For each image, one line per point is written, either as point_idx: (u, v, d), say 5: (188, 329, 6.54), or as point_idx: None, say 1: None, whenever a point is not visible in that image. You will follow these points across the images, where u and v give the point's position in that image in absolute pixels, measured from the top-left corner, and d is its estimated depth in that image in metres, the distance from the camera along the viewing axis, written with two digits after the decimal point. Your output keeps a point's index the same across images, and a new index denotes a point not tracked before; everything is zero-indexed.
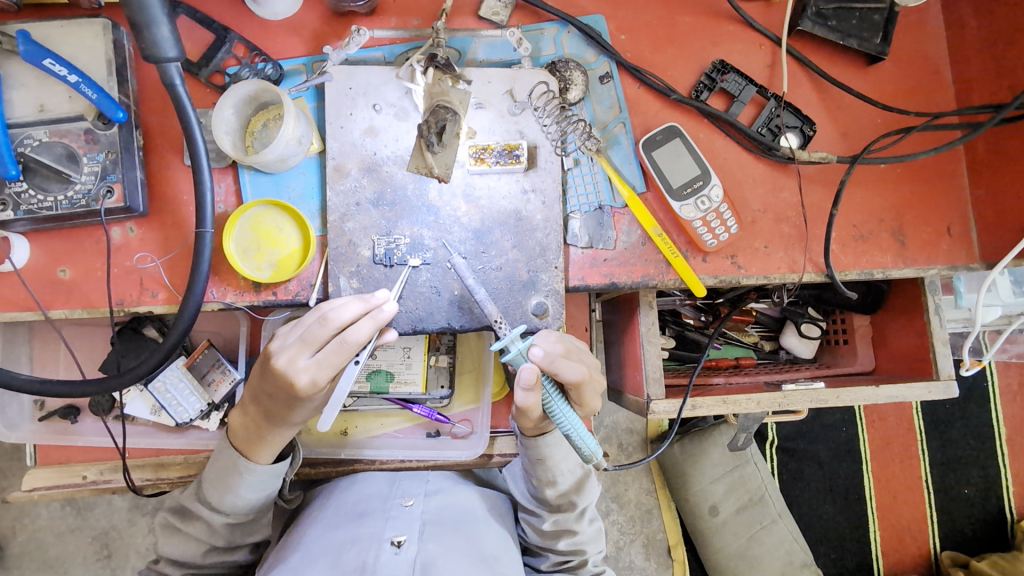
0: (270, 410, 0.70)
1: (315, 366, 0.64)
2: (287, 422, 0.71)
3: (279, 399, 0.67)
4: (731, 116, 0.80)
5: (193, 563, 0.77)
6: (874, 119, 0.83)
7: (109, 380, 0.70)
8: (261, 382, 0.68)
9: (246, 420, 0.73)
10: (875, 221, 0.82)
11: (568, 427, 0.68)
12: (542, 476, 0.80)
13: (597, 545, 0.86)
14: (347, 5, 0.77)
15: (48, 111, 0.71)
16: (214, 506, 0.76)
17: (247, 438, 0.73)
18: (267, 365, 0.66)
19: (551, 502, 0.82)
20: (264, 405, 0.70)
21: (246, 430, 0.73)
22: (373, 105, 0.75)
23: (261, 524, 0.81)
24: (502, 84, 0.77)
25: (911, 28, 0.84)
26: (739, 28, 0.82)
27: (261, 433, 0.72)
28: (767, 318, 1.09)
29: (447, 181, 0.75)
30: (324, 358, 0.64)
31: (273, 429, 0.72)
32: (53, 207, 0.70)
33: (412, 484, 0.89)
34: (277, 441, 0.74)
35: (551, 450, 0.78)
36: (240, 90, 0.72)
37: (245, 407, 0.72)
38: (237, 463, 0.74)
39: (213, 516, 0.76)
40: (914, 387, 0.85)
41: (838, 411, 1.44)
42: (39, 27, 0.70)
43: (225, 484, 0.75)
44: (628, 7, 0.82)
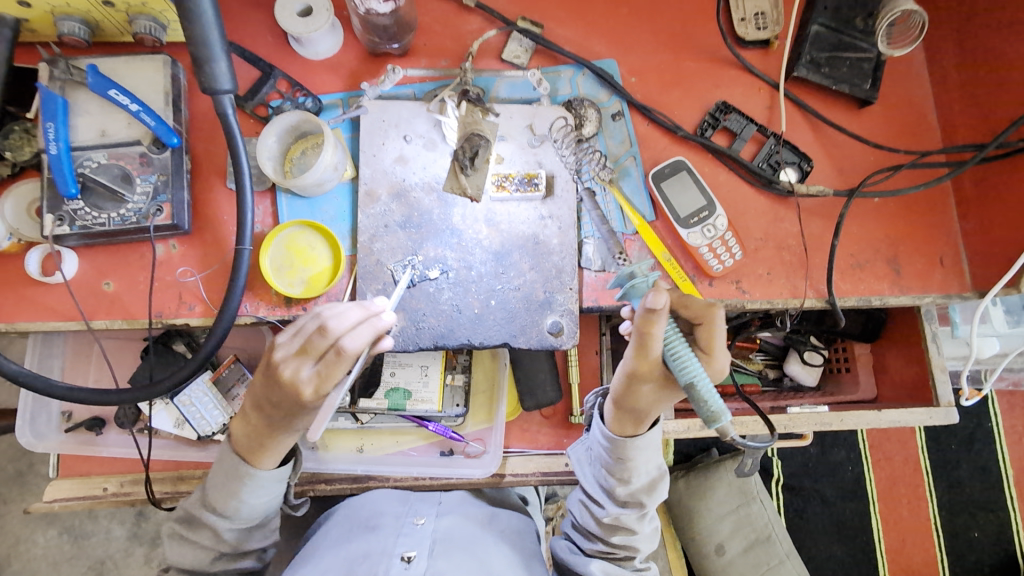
0: (275, 416, 0.69)
1: (317, 377, 0.64)
2: (289, 428, 0.71)
3: (285, 408, 0.67)
4: (734, 152, 0.87)
5: (202, 570, 0.76)
6: (867, 157, 0.89)
7: (141, 392, 0.78)
8: (268, 390, 0.68)
9: (247, 428, 0.71)
10: (872, 251, 0.87)
11: (686, 378, 0.61)
12: (618, 468, 0.73)
13: (649, 548, 0.77)
14: (383, 47, 0.85)
15: (108, 136, 0.76)
16: (216, 514, 0.74)
17: (248, 443, 0.73)
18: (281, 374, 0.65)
19: (618, 495, 0.74)
20: (267, 413, 0.69)
21: (249, 440, 0.72)
22: (404, 136, 0.82)
23: (271, 527, 0.79)
24: (522, 119, 0.84)
25: (899, 74, 0.91)
26: (739, 73, 0.90)
27: (258, 438, 0.71)
28: (770, 345, 1.12)
29: (477, 201, 0.81)
30: (324, 370, 0.64)
31: (274, 436, 0.71)
32: (106, 223, 0.75)
33: (424, 504, 0.90)
34: (279, 448, 0.73)
35: (636, 453, 0.72)
36: (284, 120, 0.79)
37: (249, 416, 0.71)
38: (238, 470, 0.73)
39: (219, 523, 0.74)
40: (916, 413, 0.89)
41: (842, 450, 1.45)
42: (106, 61, 0.77)
43: (223, 493, 0.74)
44: (638, 52, 0.90)
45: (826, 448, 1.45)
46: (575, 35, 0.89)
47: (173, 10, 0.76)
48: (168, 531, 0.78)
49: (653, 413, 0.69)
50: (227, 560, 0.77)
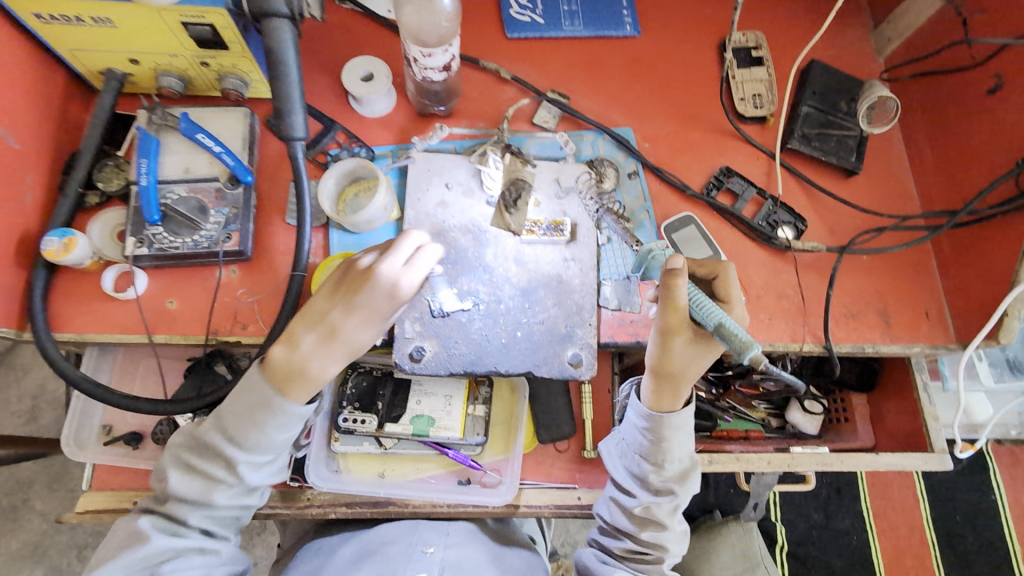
0: (332, 333, 0.70)
1: (410, 267, 0.70)
2: (346, 342, 0.71)
3: (359, 310, 0.69)
4: (737, 211, 0.98)
5: (208, 502, 0.73)
6: (855, 220, 1.00)
7: (188, 402, 0.87)
8: (332, 300, 0.71)
9: (293, 349, 0.70)
10: (863, 303, 0.96)
11: (714, 321, 0.69)
12: (654, 454, 0.81)
13: (677, 546, 0.85)
14: (431, 109, 0.98)
15: (190, 172, 0.88)
16: (233, 442, 0.72)
17: (289, 366, 0.70)
18: (357, 278, 0.70)
19: (651, 484, 0.82)
20: (331, 324, 0.70)
21: (293, 363, 0.70)
22: (445, 183, 0.93)
23: (281, 465, 0.78)
24: (550, 174, 0.95)
25: (880, 150, 1.04)
26: (740, 143, 1.02)
27: (305, 356, 0.70)
28: (772, 394, 1.17)
29: (522, 234, 0.91)
30: (416, 263, 0.70)
31: (323, 353, 0.70)
32: (180, 247, 0.85)
33: (433, 534, 0.96)
34: (318, 376, 0.71)
35: (670, 433, 0.80)
36: (343, 165, 0.91)
37: (299, 336, 0.70)
38: (271, 399, 0.71)
39: (236, 453, 0.72)
40: (912, 458, 0.94)
41: (847, 519, 1.57)
42: (196, 111, 0.90)
43: (242, 421, 0.71)
44: (651, 123, 1.03)
45: (832, 517, 1.57)
46: (597, 106, 1.03)
47: (258, 71, 0.89)
48: (168, 458, 0.74)
49: (688, 377, 0.76)
50: (233, 497, 0.74)
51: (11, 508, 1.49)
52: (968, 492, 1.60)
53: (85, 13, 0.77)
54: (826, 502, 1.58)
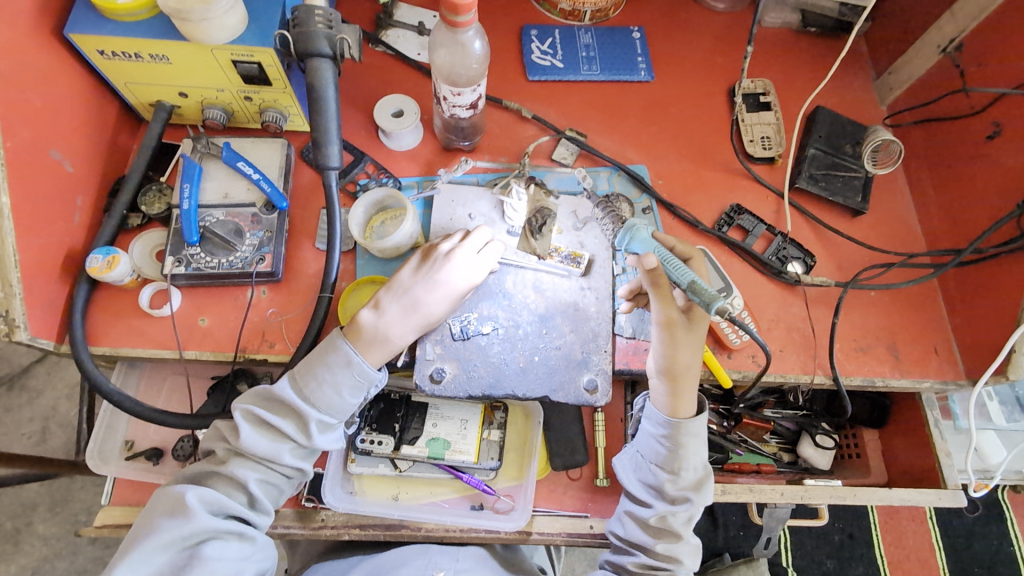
0: (413, 303, 0.83)
1: (484, 253, 0.87)
2: (427, 315, 0.84)
3: (442, 284, 0.84)
4: (747, 246, 1.01)
5: (273, 460, 0.78)
6: (862, 257, 1.03)
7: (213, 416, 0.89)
8: (414, 274, 0.85)
9: (381, 312, 0.83)
10: (872, 337, 0.98)
11: (685, 280, 0.82)
12: (671, 461, 0.85)
13: (692, 563, 0.86)
14: (456, 143, 1.04)
15: (230, 197, 0.93)
16: (310, 401, 0.79)
17: (375, 332, 0.82)
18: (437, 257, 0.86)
19: (668, 493, 0.85)
20: (415, 295, 0.84)
21: (378, 327, 0.82)
22: (468, 213, 0.97)
23: (340, 436, 0.84)
24: (568, 207, 0.99)
25: (885, 191, 1.08)
26: (750, 182, 1.07)
27: (391, 320, 0.82)
28: (783, 429, 1.18)
29: (547, 258, 0.95)
30: (488, 252, 0.88)
31: (406, 320, 0.83)
32: (216, 267, 0.89)
33: (444, 558, 0.98)
34: (397, 342, 0.83)
35: (687, 439, 0.85)
36: (373, 195, 0.95)
37: (385, 304, 0.83)
38: (353, 360, 0.80)
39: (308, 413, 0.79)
40: (925, 493, 0.94)
41: (861, 566, 1.54)
42: (238, 141, 0.97)
43: (321, 381, 0.80)
44: (665, 161, 1.08)
45: (844, 563, 1.55)
46: (613, 145, 1.08)
47: (297, 105, 0.95)
48: (241, 412, 0.79)
49: (694, 371, 0.85)
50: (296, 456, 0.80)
51: (14, 531, 1.49)
52: (986, 542, 1.57)
53: (144, 50, 0.84)
54: (838, 547, 1.56)
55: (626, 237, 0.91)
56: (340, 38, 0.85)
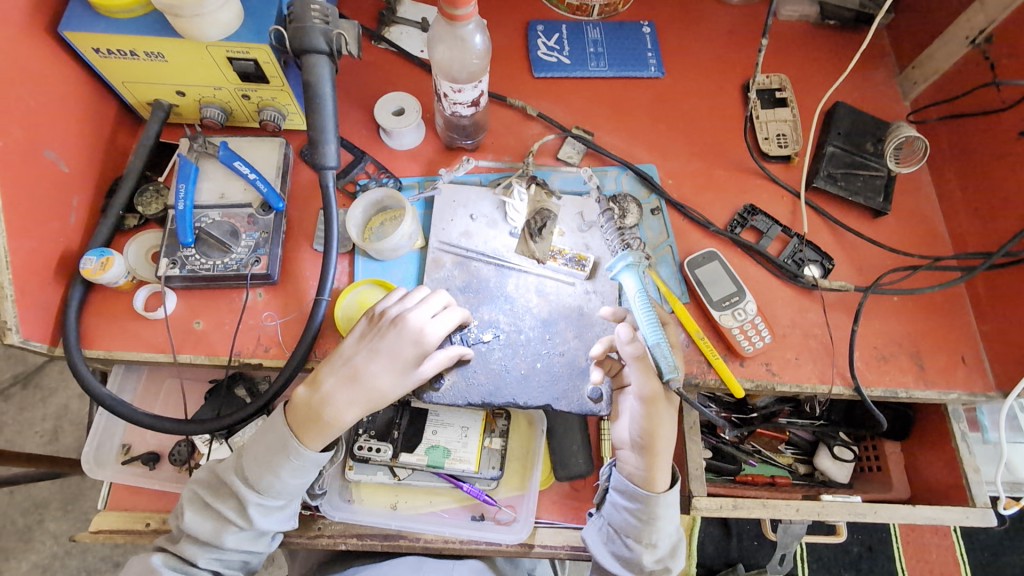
0: (354, 376, 0.77)
1: (436, 321, 0.80)
2: (368, 390, 0.77)
3: (385, 356, 0.77)
4: (762, 248, 0.97)
5: (215, 543, 0.77)
6: (884, 260, 0.98)
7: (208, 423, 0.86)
8: (358, 343, 0.79)
9: (318, 387, 0.77)
10: (895, 345, 0.93)
11: (654, 341, 0.77)
12: (645, 536, 0.84)
13: None
14: (459, 142, 1.01)
15: (226, 198, 0.91)
16: (249, 484, 0.77)
17: (309, 410, 0.77)
18: (384, 325, 0.79)
19: (646, 567, 0.84)
20: (353, 368, 0.77)
21: (313, 403, 0.77)
22: (470, 215, 0.94)
23: (290, 512, 0.81)
24: (574, 208, 0.96)
25: (909, 191, 1.03)
26: (765, 181, 1.02)
27: (328, 395, 0.76)
28: (799, 439, 1.14)
29: (546, 262, 0.92)
30: (442, 318, 0.80)
31: (344, 396, 0.77)
32: (211, 268, 0.87)
33: None
34: (334, 421, 0.76)
35: (663, 512, 0.83)
36: (371, 195, 0.93)
37: (322, 377, 0.77)
38: (289, 442, 0.77)
39: (250, 496, 0.77)
40: (952, 512, 0.89)
41: None
42: (235, 141, 0.95)
43: (261, 465, 0.77)
44: (675, 160, 1.04)
45: None
46: (621, 143, 1.04)
47: (295, 103, 0.93)
48: (188, 495, 0.79)
49: (665, 445, 0.83)
50: (245, 538, 0.78)
51: (26, 528, 1.50)
52: (1015, 558, 1.50)
53: (140, 47, 0.82)
54: (857, 559, 1.50)
55: (617, 263, 0.82)
56: (337, 34, 0.83)
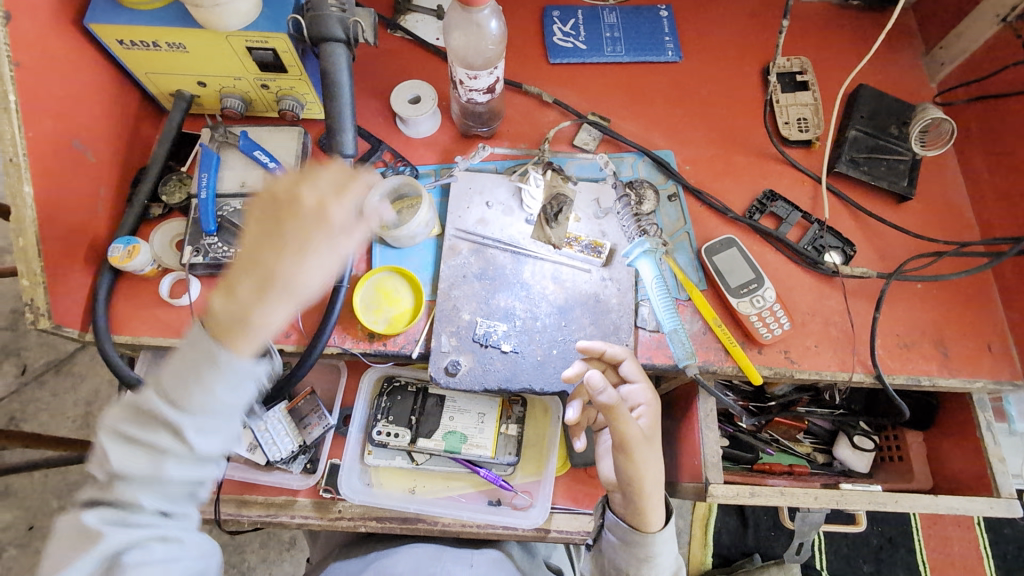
0: (269, 274, 0.54)
1: (342, 173, 0.56)
2: (291, 283, 0.54)
3: (298, 223, 0.54)
4: (781, 234, 0.95)
5: None
6: (907, 246, 0.96)
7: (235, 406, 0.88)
8: (259, 224, 0.54)
9: (232, 294, 0.54)
10: (918, 332, 0.91)
11: (671, 327, 0.88)
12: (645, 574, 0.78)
13: None
14: (474, 130, 1.01)
15: (247, 186, 0.93)
16: (175, 402, 0.54)
17: (227, 320, 0.54)
18: (283, 193, 0.55)
19: None
20: (259, 260, 0.54)
21: (227, 311, 0.54)
22: (486, 202, 0.95)
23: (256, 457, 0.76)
24: (590, 195, 0.96)
25: (934, 175, 1.00)
26: (784, 167, 1.01)
27: (244, 304, 0.54)
28: (818, 429, 1.14)
29: (561, 248, 0.92)
30: (347, 178, 0.56)
31: (268, 296, 0.54)
32: (232, 256, 0.89)
33: (457, 564, 0.93)
34: (264, 324, 0.54)
35: (661, 547, 0.78)
36: (389, 183, 0.93)
37: (229, 284, 0.54)
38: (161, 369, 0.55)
39: (184, 421, 0.54)
40: (976, 502, 0.87)
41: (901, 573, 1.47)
42: (255, 130, 0.96)
43: (186, 377, 0.54)
44: (692, 146, 1.02)
45: (883, 569, 1.47)
46: (638, 130, 1.03)
47: (314, 93, 0.94)
48: None
49: (653, 487, 0.75)
50: (186, 468, 0.56)
51: (59, 509, 1.55)
52: None
53: (162, 38, 0.84)
54: (876, 551, 1.49)
55: (634, 250, 0.88)
56: (354, 21, 0.83)
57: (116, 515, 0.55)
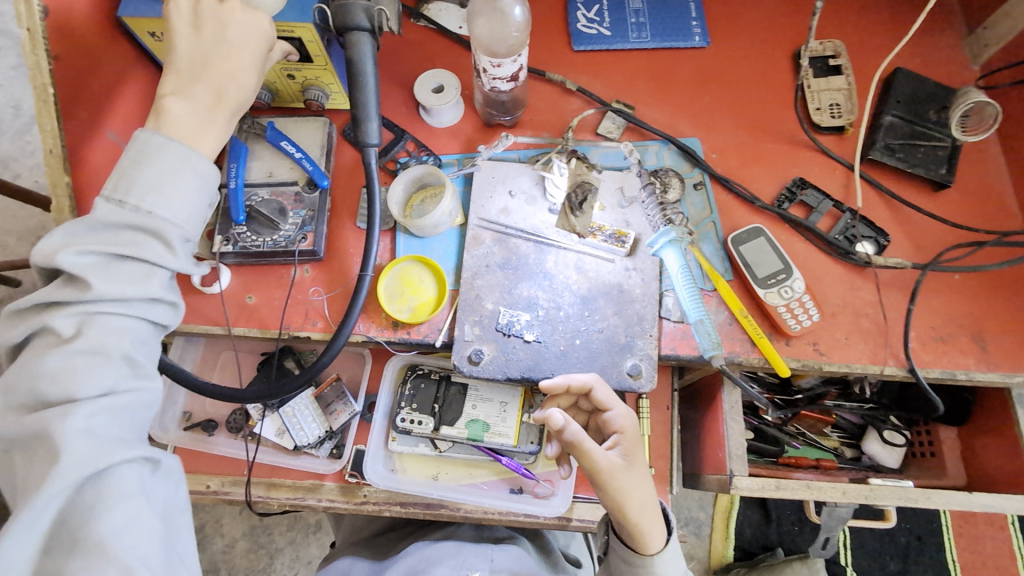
0: (218, 91, 0.70)
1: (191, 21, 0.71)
2: (230, 71, 0.70)
3: (227, 63, 0.70)
4: (811, 224, 0.93)
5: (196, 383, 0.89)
6: (945, 235, 0.93)
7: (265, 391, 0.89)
8: (190, 60, 0.70)
9: (191, 94, 0.68)
10: (954, 325, 0.89)
11: (697, 318, 0.87)
12: None
13: None
14: (497, 119, 1.00)
15: (274, 176, 0.94)
16: (152, 209, 0.62)
17: (191, 119, 0.67)
18: (209, 24, 0.71)
19: None
20: (215, 79, 0.70)
21: (195, 60, 0.70)
22: (509, 191, 0.94)
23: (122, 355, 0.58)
24: (614, 183, 0.95)
25: (974, 163, 0.97)
26: (816, 154, 0.98)
27: (169, 114, 0.66)
28: (846, 423, 1.10)
29: (586, 237, 0.92)
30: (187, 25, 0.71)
31: (212, 119, 0.69)
32: (261, 245, 0.91)
33: (478, 559, 0.92)
34: (213, 134, 0.69)
35: (662, 567, 0.74)
36: (413, 172, 0.94)
37: (173, 95, 0.68)
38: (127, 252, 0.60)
39: (168, 227, 0.63)
40: (1013, 500, 0.84)
41: (930, 571, 1.44)
42: (281, 120, 0.98)
43: (156, 185, 0.63)
44: (719, 133, 1.00)
45: (911, 565, 1.44)
46: (664, 117, 1.02)
47: (338, 82, 0.95)
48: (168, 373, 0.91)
49: (643, 511, 0.72)
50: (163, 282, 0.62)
51: None
52: None
53: None
54: (904, 549, 1.46)
55: (660, 239, 0.88)
56: (378, 9, 0.82)
57: (105, 405, 0.57)
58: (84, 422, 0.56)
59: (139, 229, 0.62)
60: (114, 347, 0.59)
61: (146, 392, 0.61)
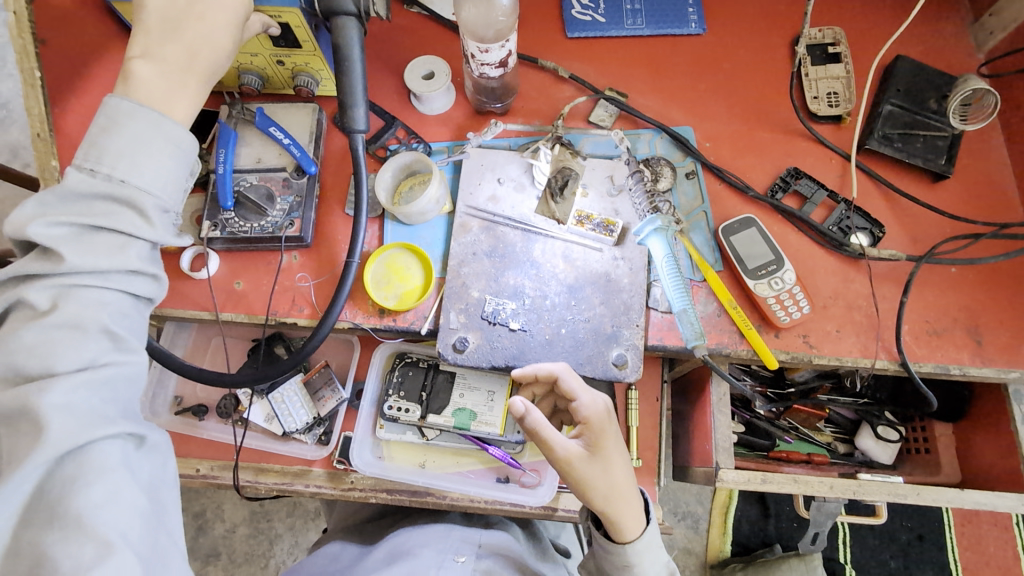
0: (192, 55, 0.69)
1: None
2: (206, 35, 0.70)
3: (201, 27, 0.69)
4: (805, 214, 0.91)
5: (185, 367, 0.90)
6: (942, 227, 0.91)
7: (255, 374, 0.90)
8: (164, 21, 0.69)
9: (163, 57, 0.67)
10: (949, 319, 0.87)
11: (681, 307, 0.87)
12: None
13: None
14: (488, 106, 1.00)
15: (263, 162, 0.94)
16: (126, 177, 0.61)
17: (162, 83, 0.66)
18: None
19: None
20: (189, 42, 0.69)
21: (167, 24, 0.68)
22: (497, 178, 0.94)
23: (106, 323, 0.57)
24: (604, 171, 0.94)
25: (975, 153, 0.94)
26: (812, 144, 0.96)
27: (141, 78, 0.66)
28: (840, 418, 1.10)
29: (565, 224, 0.91)
30: None
31: (186, 85, 0.68)
32: (249, 231, 0.91)
33: (464, 545, 0.92)
34: (188, 99, 0.68)
35: (639, 558, 0.74)
36: (400, 159, 0.93)
37: (145, 58, 0.67)
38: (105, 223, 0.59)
39: (144, 196, 0.62)
40: (1006, 498, 0.83)
41: (930, 569, 1.42)
42: (271, 107, 0.98)
43: (128, 154, 0.62)
44: (714, 121, 0.98)
45: (910, 563, 1.43)
46: (657, 105, 1.00)
47: (328, 68, 0.94)
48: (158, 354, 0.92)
49: (611, 499, 0.72)
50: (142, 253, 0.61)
51: None
52: None
53: None
54: (904, 546, 1.44)
55: (645, 227, 0.89)
56: None
57: (85, 379, 0.56)
58: (64, 396, 0.54)
59: (114, 199, 0.61)
60: (92, 321, 0.58)
61: (129, 365, 0.60)
